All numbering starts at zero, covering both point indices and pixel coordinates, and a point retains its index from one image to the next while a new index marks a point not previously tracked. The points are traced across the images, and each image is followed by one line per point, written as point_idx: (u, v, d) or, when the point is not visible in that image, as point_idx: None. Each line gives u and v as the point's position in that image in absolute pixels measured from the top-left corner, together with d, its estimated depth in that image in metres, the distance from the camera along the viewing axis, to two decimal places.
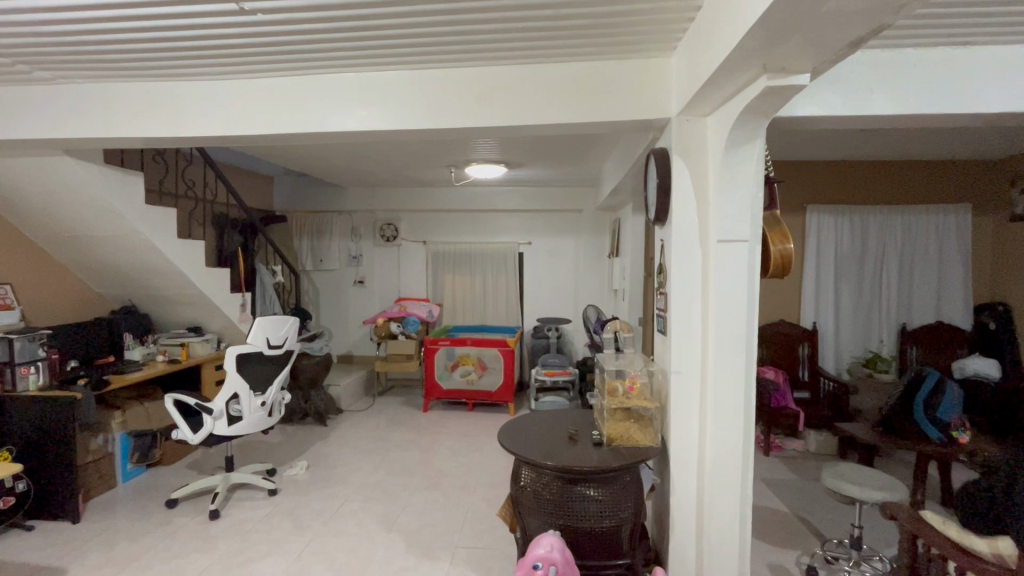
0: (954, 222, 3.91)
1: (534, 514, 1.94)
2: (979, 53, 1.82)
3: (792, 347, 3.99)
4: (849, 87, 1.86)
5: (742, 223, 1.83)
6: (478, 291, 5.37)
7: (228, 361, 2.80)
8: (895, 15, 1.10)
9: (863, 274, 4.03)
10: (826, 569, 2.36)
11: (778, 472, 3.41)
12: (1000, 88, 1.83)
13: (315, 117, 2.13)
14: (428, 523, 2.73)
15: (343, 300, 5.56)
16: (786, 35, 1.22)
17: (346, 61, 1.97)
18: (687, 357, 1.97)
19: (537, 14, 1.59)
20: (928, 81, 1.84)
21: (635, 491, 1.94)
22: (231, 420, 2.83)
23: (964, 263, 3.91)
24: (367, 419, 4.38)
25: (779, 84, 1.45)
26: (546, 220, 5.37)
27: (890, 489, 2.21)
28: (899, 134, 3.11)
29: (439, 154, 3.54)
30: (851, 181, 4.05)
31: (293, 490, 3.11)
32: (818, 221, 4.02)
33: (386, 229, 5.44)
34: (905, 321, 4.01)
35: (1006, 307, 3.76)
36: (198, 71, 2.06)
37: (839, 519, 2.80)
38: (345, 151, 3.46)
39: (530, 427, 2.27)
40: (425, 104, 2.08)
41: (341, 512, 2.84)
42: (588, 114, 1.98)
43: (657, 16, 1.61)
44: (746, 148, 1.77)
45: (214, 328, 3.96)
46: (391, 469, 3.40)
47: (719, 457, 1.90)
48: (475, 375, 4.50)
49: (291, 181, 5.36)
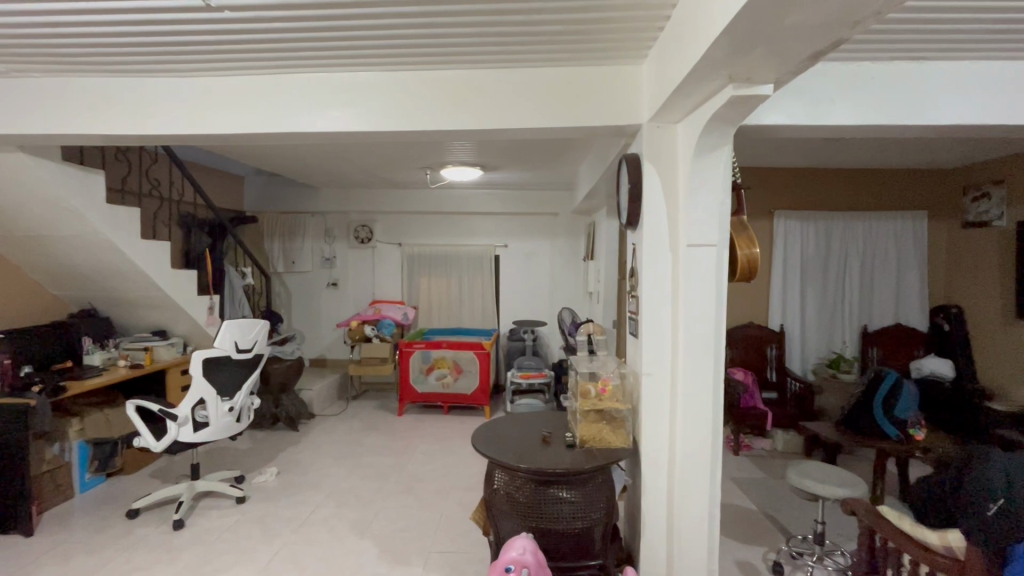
0: (911, 227, 4.09)
1: (507, 516, 1.94)
2: (931, 68, 1.92)
3: (761, 348, 4.10)
4: (812, 98, 1.93)
5: (709, 229, 1.88)
6: (454, 293, 5.35)
7: (193, 366, 2.71)
8: (850, 30, 1.15)
9: (828, 277, 4.17)
10: (791, 564, 2.43)
11: (746, 470, 3.49)
12: (951, 103, 1.93)
13: (285, 118, 2.10)
14: (402, 528, 2.71)
15: (316, 302, 5.46)
16: (750, 47, 1.26)
17: (319, 60, 1.95)
18: (658, 359, 2.00)
19: (511, 19, 1.60)
20: (884, 94, 1.92)
21: (608, 491, 1.96)
22: (197, 426, 2.75)
23: (920, 268, 4.09)
24: (339, 424, 4.31)
25: (745, 94, 1.49)
26: (522, 223, 5.38)
27: (851, 485, 2.30)
28: (859, 143, 3.25)
29: (414, 156, 3.53)
30: (815, 188, 4.19)
31: (262, 497, 3.04)
32: (786, 226, 4.15)
33: (361, 230, 5.38)
34: (867, 323, 4.17)
35: (959, 310, 3.91)
36: (161, 67, 2.01)
37: (802, 515, 2.88)
38: (318, 151, 3.42)
39: (504, 429, 2.27)
40: (398, 105, 2.07)
41: (312, 519, 2.79)
42: (561, 118, 2.01)
43: (628, 25, 1.64)
44: (715, 153, 1.82)
45: (179, 332, 3.84)
46: (364, 474, 3.36)
47: (690, 456, 1.94)
48: (451, 378, 4.46)
49: (262, 181, 5.24)
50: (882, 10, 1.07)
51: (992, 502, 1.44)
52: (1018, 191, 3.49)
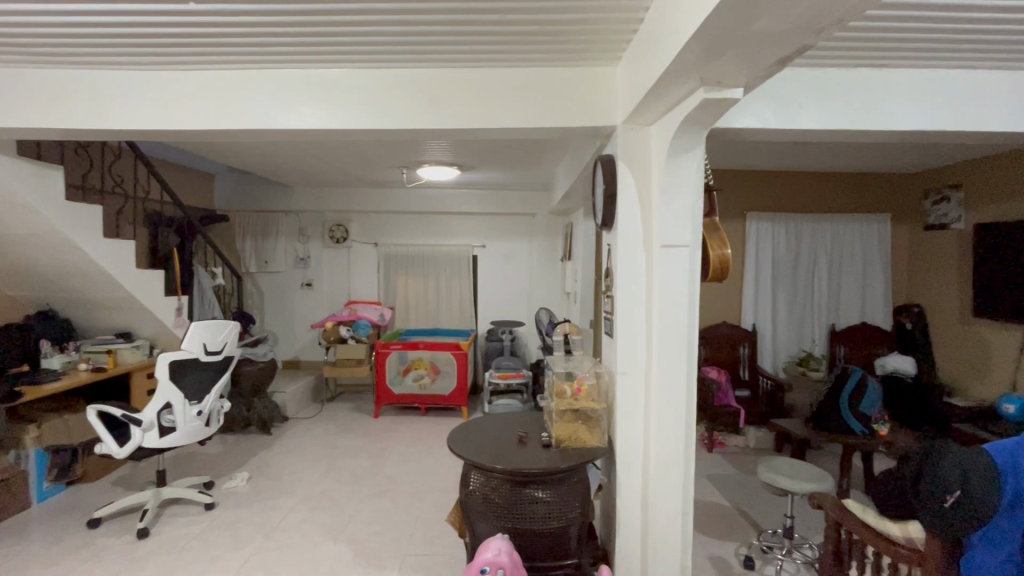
0: (875, 229, 4.24)
1: (483, 517, 1.93)
2: (892, 75, 1.99)
3: (734, 347, 4.19)
4: (781, 102, 1.98)
5: (682, 230, 1.91)
6: (432, 294, 5.31)
7: (159, 368, 2.63)
8: (815, 37, 1.18)
9: (798, 277, 4.28)
10: (761, 558, 2.49)
11: (720, 467, 3.55)
12: (910, 109, 2.00)
13: (255, 115, 2.05)
14: (377, 531, 2.67)
15: (289, 302, 5.35)
16: (719, 51, 1.28)
17: (290, 56, 1.91)
18: (633, 359, 2.02)
19: (485, 18, 1.60)
20: (848, 100, 1.98)
21: (583, 490, 1.97)
22: (163, 431, 2.66)
23: (884, 269, 4.24)
24: (314, 427, 4.23)
25: (716, 97, 1.52)
26: (500, 223, 5.38)
27: (818, 479, 2.36)
28: (826, 147, 3.34)
29: (389, 155, 3.49)
30: (786, 191, 4.30)
31: (232, 503, 2.96)
32: (757, 228, 4.24)
33: (336, 230, 5.29)
34: (835, 322, 4.29)
35: (921, 310, 4.05)
36: (123, 59, 1.94)
37: (773, 509, 2.95)
38: (290, 149, 3.35)
39: (480, 431, 2.26)
40: (372, 103, 2.04)
41: (284, 524, 2.73)
42: (537, 119, 2.01)
43: (601, 27, 1.66)
44: (687, 156, 1.85)
45: (145, 334, 3.72)
46: (339, 477, 3.30)
47: (663, 454, 1.97)
48: (428, 379, 4.42)
49: (234, 178, 5.11)
50: (845, 18, 1.10)
51: (947, 496, 1.36)
52: (975, 194, 3.64)
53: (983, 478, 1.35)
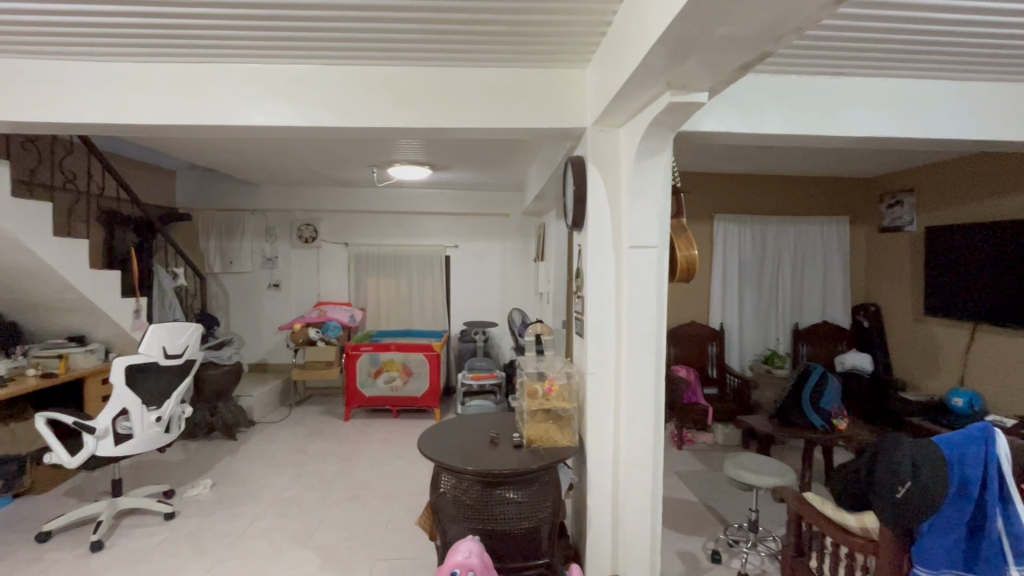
0: (835, 231, 4.40)
1: (454, 520, 1.92)
2: (849, 83, 2.06)
3: (703, 346, 4.28)
4: (745, 107, 2.03)
5: (650, 231, 1.94)
6: (403, 295, 5.24)
7: (114, 373, 2.52)
8: (775, 44, 1.21)
9: (763, 277, 4.40)
10: (727, 552, 2.55)
11: (689, 464, 3.62)
12: (866, 116, 2.08)
13: (218, 112, 1.99)
14: (346, 536, 2.63)
15: (256, 304, 5.20)
16: (685, 56, 1.31)
17: (252, 51, 1.86)
18: (602, 358, 2.05)
19: (454, 16, 1.59)
20: (809, 106, 2.05)
21: (554, 490, 1.98)
22: (118, 439, 2.55)
23: (843, 269, 4.41)
24: (282, 431, 4.12)
25: (682, 100, 1.55)
26: (473, 224, 5.36)
27: (781, 474, 2.43)
28: (789, 152, 3.45)
29: (358, 154, 3.43)
30: (752, 194, 4.42)
31: (193, 512, 2.85)
32: (724, 230, 4.34)
33: (305, 229, 5.17)
34: (798, 321, 4.43)
35: (877, 308, 4.24)
36: (74, 49, 1.85)
37: (739, 504, 3.03)
38: (255, 146, 3.26)
39: (451, 432, 2.24)
40: (339, 102, 2.00)
41: (249, 532, 2.65)
42: (507, 119, 2.01)
43: (571, 29, 1.67)
44: (656, 158, 1.88)
45: (100, 337, 3.56)
46: (307, 483, 3.23)
47: (633, 452, 2.01)
48: (400, 380, 4.37)
49: (197, 176, 4.95)
50: (802, 27, 1.14)
51: (901, 485, 1.42)
52: (926, 198, 3.83)
53: (933, 468, 1.41)
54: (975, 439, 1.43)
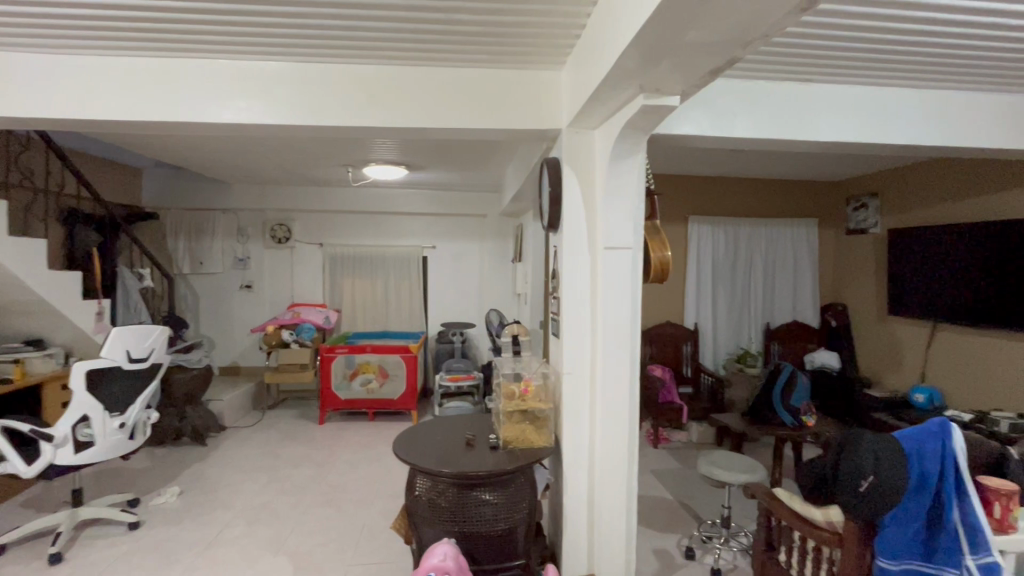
0: (805, 233, 4.52)
1: (430, 523, 1.90)
2: (816, 89, 2.12)
3: (678, 346, 4.35)
4: (717, 111, 2.07)
5: (625, 232, 1.96)
6: (380, 295, 5.18)
7: (74, 379, 2.41)
8: (744, 50, 1.24)
9: (736, 278, 4.49)
10: (701, 548, 2.59)
11: (664, 462, 3.67)
12: (832, 121, 2.14)
13: (185, 108, 1.93)
14: (320, 542, 2.58)
15: (227, 305, 5.07)
16: (657, 59, 1.32)
17: (221, 45, 1.81)
18: (578, 358, 2.06)
19: (428, 16, 1.58)
20: (778, 111, 2.10)
21: (530, 490, 1.98)
22: (79, 447, 2.45)
23: (812, 270, 4.53)
24: (254, 436, 4.03)
25: (655, 103, 1.57)
26: (450, 224, 5.33)
27: (752, 471, 2.48)
28: (759, 155, 3.53)
29: (333, 153, 3.38)
30: (725, 196, 4.51)
31: (159, 521, 2.76)
32: (698, 231, 4.42)
33: (278, 229, 5.07)
34: (769, 321, 4.53)
35: (844, 307, 4.38)
36: (30, 41, 1.77)
37: (712, 501, 3.08)
38: (226, 144, 3.18)
39: (427, 435, 2.22)
40: (312, 100, 1.97)
41: (219, 540, 2.58)
42: (483, 119, 2.00)
43: (546, 30, 1.68)
44: (630, 159, 1.90)
45: (60, 341, 3.42)
46: (280, 488, 3.16)
47: (608, 451, 2.03)
48: (376, 383, 4.32)
49: (164, 174, 4.80)
50: (769, 34, 1.16)
51: (864, 478, 1.46)
52: (890, 202, 3.98)
53: (894, 461, 1.47)
54: (933, 433, 1.49)
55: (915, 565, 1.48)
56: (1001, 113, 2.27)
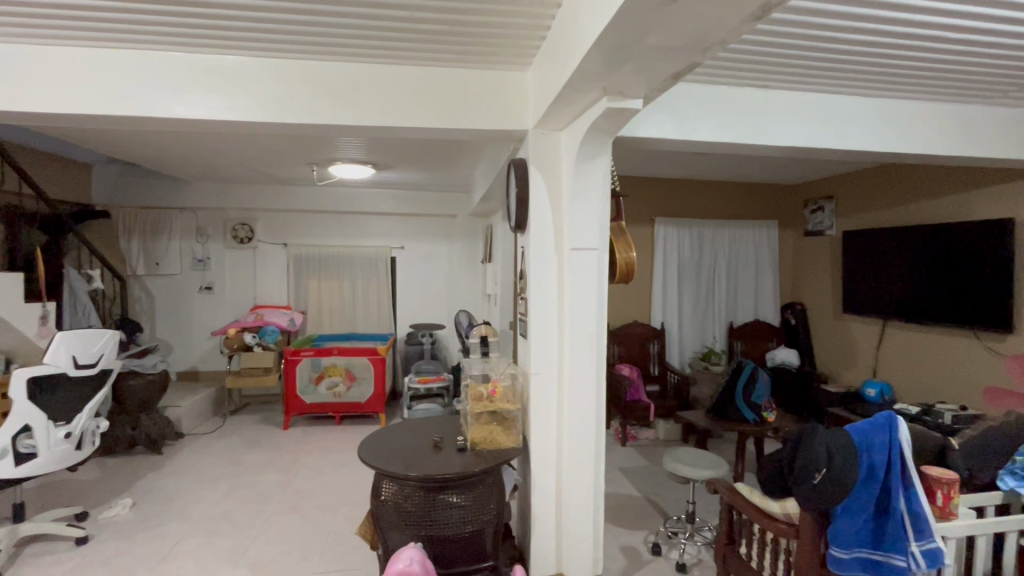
0: (765, 235, 4.67)
1: (396, 528, 1.86)
2: (773, 96, 2.19)
3: (645, 345, 4.42)
4: (680, 114, 2.11)
5: (591, 233, 1.99)
6: (347, 297, 5.08)
7: (15, 386, 2.27)
8: (703, 55, 1.27)
9: (700, 277, 4.60)
10: (667, 543, 2.65)
11: (632, 459, 3.73)
12: (788, 126, 2.21)
13: (133, 103, 1.85)
14: (284, 551, 2.51)
15: (185, 308, 4.88)
16: (620, 62, 1.34)
17: (173, 38, 1.74)
18: (545, 359, 2.06)
19: (391, 13, 1.56)
20: (738, 115, 2.16)
21: (498, 492, 1.97)
22: (20, 459, 2.31)
23: (773, 270, 4.68)
24: (214, 443, 3.88)
25: (619, 106, 1.59)
26: (419, 225, 5.28)
27: (715, 466, 2.54)
28: (721, 159, 3.63)
29: (297, 151, 3.30)
30: (689, 199, 4.62)
31: (110, 535, 2.63)
32: (665, 232, 4.51)
33: (239, 229, 4.91)
34: (732, 320, 4.66)
35: (803, 307, 4.53)
36: None
37: (678, 496, 3.15)
38: (182, 141, 3.06)
39: (393, 439, 2.18)
40: (270, 97, 1.91)
41: (174, 553, 2.47)
42: (448, 119, 1.98)
43: (511, 31, 1.68)
44: (596, 162, 1.92)
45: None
46: (241, 496, 3.06)
47: (575, 450, 2.05)
48: (343, 386, 4.23)
49: (116, 171, 4.59)
50: (726, 40, 1.19)
51: (818, 471, 1.51)
52: (844, 205, 4.15)
53: (845, 453, 1.53)
54: (881, 426, 1.57)
55: (865, 554, 1.54)
56: (942, 122, 2.39)
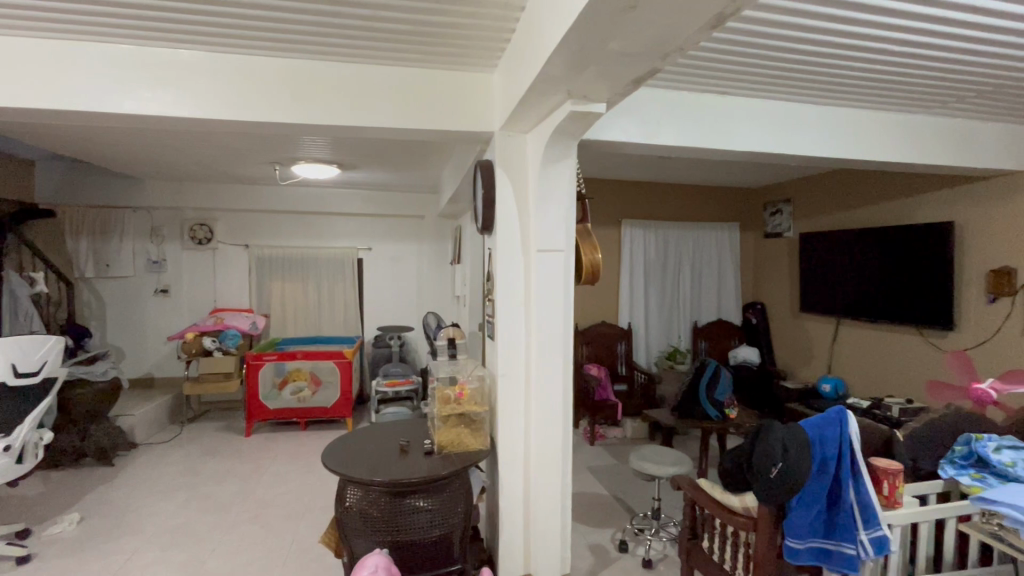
0: (727, 236, 4.82)
1: (361, 534, 1.83)
2: (732, 102, 2.26)
3: (613, 345, 4.48)
4: (644, 118, 2.16)
5: (557, 234, 2.00)
6: (312, 299, 4.96)
7: None
8: (663, 61, 1.29)
9: (666, 278, 4.71)
10: (634, 539, 2.68)
11: (601, 458, 3.77)
12: (747, 132, 2.29)
13: (76, 96, 1.75)
14: (244, 562, 2.43)
15: (138, 311, 4.67)
16: (582, 67, 1.36)
17: (121, 29, 1.66)
18: (512, 360, 2.07)
19: (353, 11, 1.54)
20: (699, 120, 2.22)
21: (465, 494, 1.96)
22: None
23: (734, 271, 4.83)
24: (171, 452, 3.73)
25: (582, 110, 1.61)
26: (386, 226, 5.20)
27: (679, 463, 2.60)
28: (684, 162, 3.72)
29: (258, 150, 3.21)
30: (655, 201, 4.71)
31: (55, 552, 2.49)
32: (631, 234, 4.59)
33: (198, 230, 4.74)
34: (696, 319, 4.77)
35: (763, 306, 4.70)
36: None
37: (644, 493, 3.21)
38: (133, 137, 2.93)
39: (358, 444, 2.14)
40: (227, 93, 1.85)
41: (126, 569, 2.36)
42: (414, 119, 1.97)
43: (476, 32, 1.68)
44: (561, 164, 1.94)
45: None
46: (199, 507, 2.94)
47: (542, 451, 2.06)
48: (308, 391, 4.13)
49: (62, 167, 4.35)
50: (684, 47, 1.22)
51: (774, 465, 1.57)
52: (800, 208, 4.32)
53: (799, 446, 1.59)
54: (832, 420, 1.63)
55: (817, 543, 1.60)
56: (889, 130, 2.52)
